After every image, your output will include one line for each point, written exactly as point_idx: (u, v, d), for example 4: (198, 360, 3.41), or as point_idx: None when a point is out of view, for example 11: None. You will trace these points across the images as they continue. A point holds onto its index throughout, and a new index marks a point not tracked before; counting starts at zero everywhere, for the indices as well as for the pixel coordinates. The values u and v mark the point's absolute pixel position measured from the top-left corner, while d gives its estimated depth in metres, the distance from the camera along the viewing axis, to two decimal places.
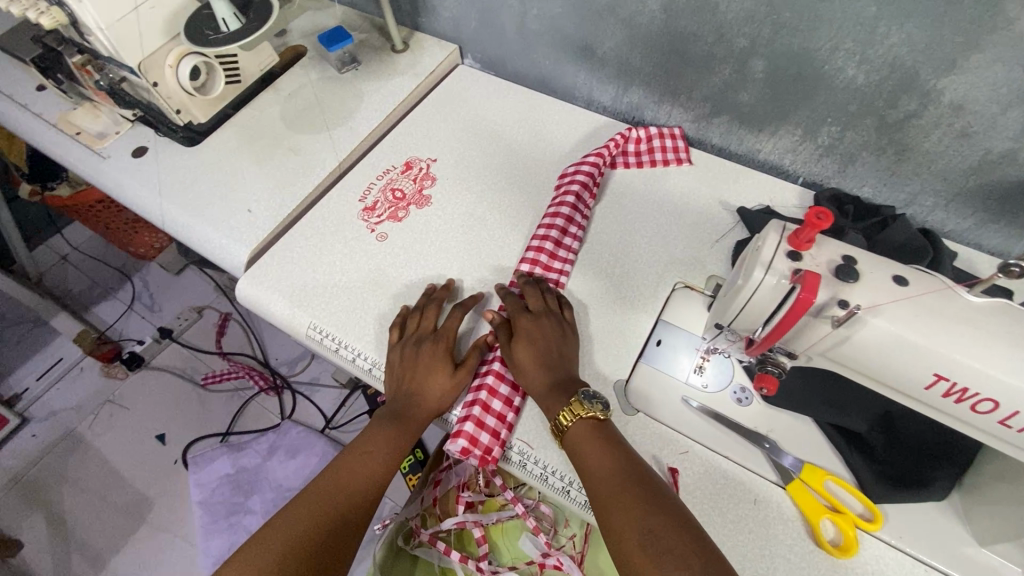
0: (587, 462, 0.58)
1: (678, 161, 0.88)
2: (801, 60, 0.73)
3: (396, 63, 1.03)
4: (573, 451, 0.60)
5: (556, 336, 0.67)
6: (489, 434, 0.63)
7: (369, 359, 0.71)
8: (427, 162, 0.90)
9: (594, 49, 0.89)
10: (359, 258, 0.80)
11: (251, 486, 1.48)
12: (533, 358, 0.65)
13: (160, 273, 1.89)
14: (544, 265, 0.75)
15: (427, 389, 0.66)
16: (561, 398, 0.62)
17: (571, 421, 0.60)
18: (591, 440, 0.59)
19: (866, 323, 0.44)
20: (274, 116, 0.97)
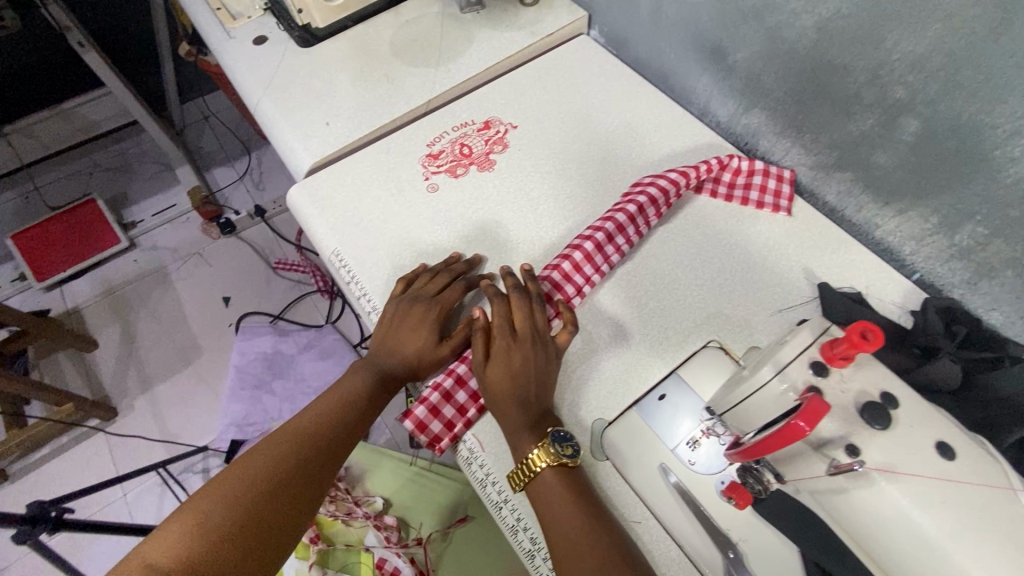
0: (546, 509, 0.56)
1: (776, 209, 0.75)
2: (966, 134, 0.57)
3: (518, 16, 0.97)
4: (536, 495, 0.57)
5: (539, 361, 0.62)
6: (442, 424, 0.62)
7: (371, 303, 0.72)
8: (506, 127, 0.86)
9: (726, 53, 0.77)
10: (401, 202, 0.79)
11: (280, 373, 1.59)
12: (507, 370, 0.61)
13: (274, 157, 2.05)
14: (559, 278, 0.69)
15: (403, 349, 0.66)
16: (528, 435, 0.59)
17: (539, 468, 0.57)
18: (551, 488, 0.56)
19: (872, 483, 0.43)
20: (385, 39, 0.97)
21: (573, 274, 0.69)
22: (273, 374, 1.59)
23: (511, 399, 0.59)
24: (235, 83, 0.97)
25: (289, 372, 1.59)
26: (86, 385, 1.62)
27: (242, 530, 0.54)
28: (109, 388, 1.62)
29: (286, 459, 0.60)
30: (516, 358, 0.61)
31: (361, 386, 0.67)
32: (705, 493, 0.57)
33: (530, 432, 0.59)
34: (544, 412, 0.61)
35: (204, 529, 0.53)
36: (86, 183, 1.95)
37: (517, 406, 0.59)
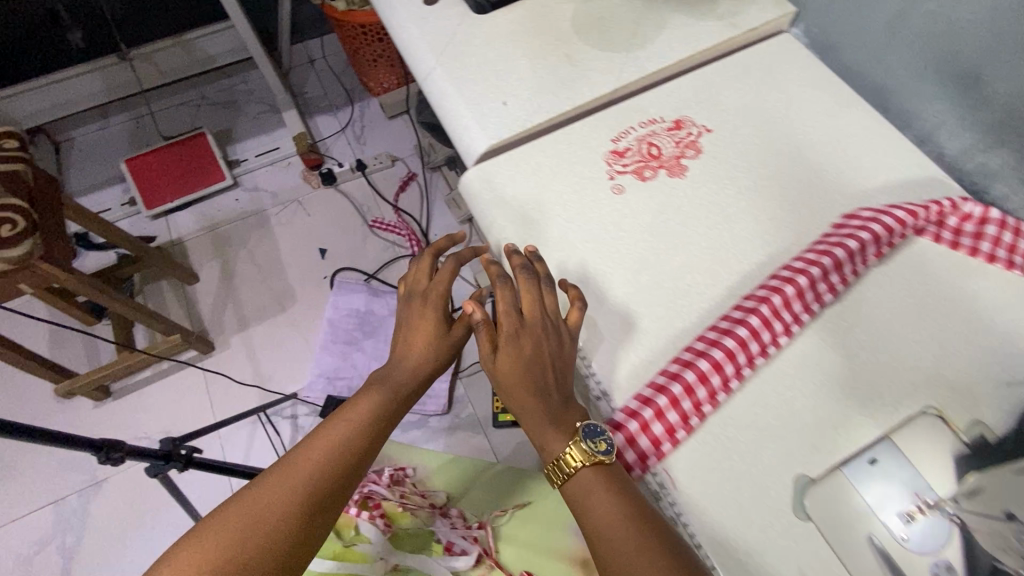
0: (581, 511, 0.56)
1: (1010, 267, 0.67)
2: None
3: (715, 3, 0.89)
4: (572, 496, 0.57)
5: (553, 348, 0.62)
6: (636, 453, 0.58)
7: (552, 308, 0.68)
8: (699, 130, 0.79)
9: (982, 80, 0.68)
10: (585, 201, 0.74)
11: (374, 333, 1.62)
12: (515, 357, 0.61)
13: (378, 111, 2.02)
14: (751, 328, 0.62)
15: (414, 345, 0.77)
16: (560, 435, 0.58)
17: (574, 469, 0.57)
18: (596, 491, 0.56)
19: None
20: (567, 15, 0.90)
21: (771, 321, 0.63)
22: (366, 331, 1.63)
23: (523, 388, 0.60)
24: (402, 44, 0.92)
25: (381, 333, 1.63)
26: (186, 317, 1.67)
27: (274, 535, 0.63)
28: (207, 323, 1.66)
29: (310, 469, 0.67)
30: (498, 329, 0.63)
31: (375, 394, 0.74)
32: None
33: (560, 430, 0.59)
34: (569, 406, 0.61)
35: (243, 538, 0.62)
36: (194, 115, 1.97)
37: (516, 381, 0.60)
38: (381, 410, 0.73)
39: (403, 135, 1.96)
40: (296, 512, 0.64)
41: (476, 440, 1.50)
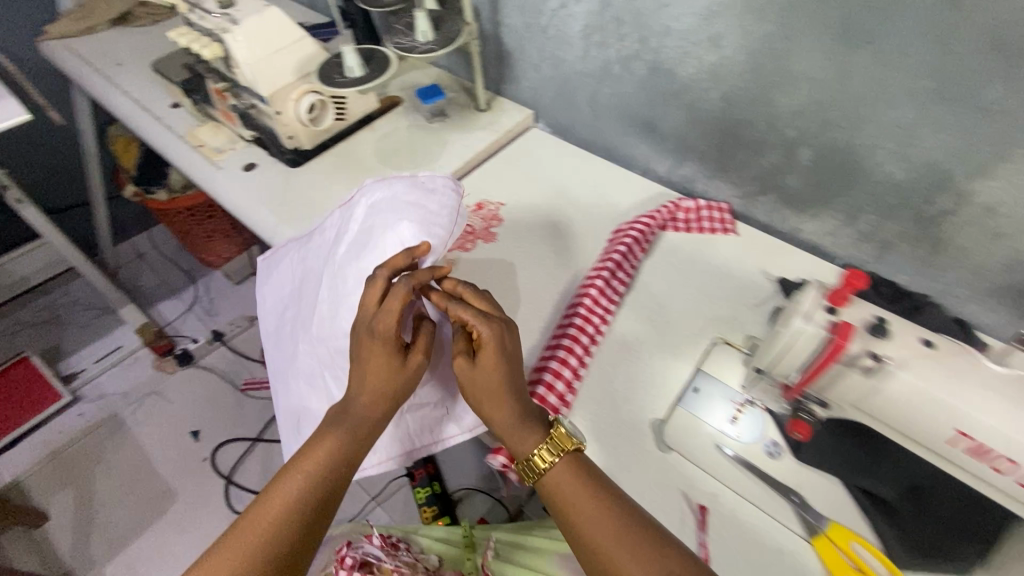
0: (559, 492, 0.61)
1: (726, 232, 0.95)
2: (844, 153, 0.82)
3: (477, 118, 1.18)
4: (552, 493, 0.62)
5: (510, 370, 0.66)
6: (557, 397, 0.73)
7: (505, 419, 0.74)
8: (496, 206, 1.01)
9: (655, 126, 1.01)
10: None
11: (339, 249, 0.81)
12: (482, 386, 0.66)
13: (223, 281, 2.04)
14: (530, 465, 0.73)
15: (373, 388, 0.66)
16: (526, 430, 0.64)
17: (563, 457, 0.63)
18: (568, 481, 0.61)
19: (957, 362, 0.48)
20: (367, 151, 1.11)
21: None
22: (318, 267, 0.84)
23: (501, 399, 0.65)
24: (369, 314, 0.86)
25: (344, 286, 0.78)
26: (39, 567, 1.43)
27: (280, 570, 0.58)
28: (69, 564, 1.44)
29: (301, 495, 0.62)
30: (488, 354, 0.65)
31: (326, 423, 0.67)
32: (754, 456, 0.69)
33: (536, 428, 0.65)
34: (540, 413, 0.67)
35: (263, 545, 0.59)
36: (10, 342, 1.81)
37: (517, 405, 0.65)
38: (346, 459, 0.65)
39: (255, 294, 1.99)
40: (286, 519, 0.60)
41: None
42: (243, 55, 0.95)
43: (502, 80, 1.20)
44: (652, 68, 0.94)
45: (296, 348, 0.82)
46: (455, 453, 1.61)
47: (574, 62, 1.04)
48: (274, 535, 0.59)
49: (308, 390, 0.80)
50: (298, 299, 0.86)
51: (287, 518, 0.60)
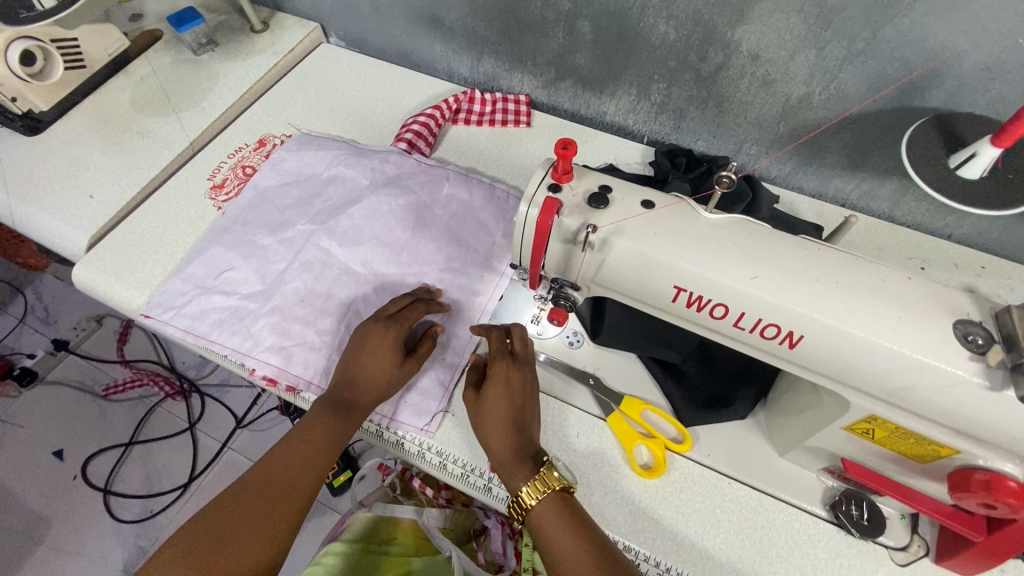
0: (541, 525, 0.54)
1: (517, 123, 0.92)
2: (618, 20, 0.76)
3: (255, 43, 1.02)
4: (536, 531, 0.55)
5: (517, 402, 0.60)
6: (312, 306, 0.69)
7: (239, 337, 0.67)
8: (280, 138, 0.89)
9: (442, 20, 0.91)
10: (155, 238, 0.78)
11: (362, 187, 0.78)
12: (496, 408, 0.59)
13: (56, 283, 1.80)
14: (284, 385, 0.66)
15: (373, 383, 0.61)
16: (523, 463, 0.57)
17: (549, 494, 0.55)
18: (557, 520, 0.54)
19: (676, 212, 0.46)
20: (123, 101, 0.95)
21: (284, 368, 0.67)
22: (366, 194, 0.77)
23: (506, 428, 0.58)
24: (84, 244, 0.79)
25: (374, 227, 0.74)
26: None
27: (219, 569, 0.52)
28: None
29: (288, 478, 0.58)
30: (493, 390, 0.60)
31: (324, 404, 0.61)
32: (558, 349, 0.68)
33: (529, 462, 0.57)
34: (536, 447, 0.59)
35: (240, 525, 0.54)
36: None
37: (512, 429, 0.58)
38: (328, 443, 0.60)
39: None
40: (277, 496, 0.57)
41: (326, 518, 1.43)
42: None
43: None
44: None
45: (283, 234, 0.75)
46: None
47: None
48: (256, 514, 0.55)
49: (240, 255, 0.73)
50: (305, 205, 0.77)
51: (272, 495, 0.57)
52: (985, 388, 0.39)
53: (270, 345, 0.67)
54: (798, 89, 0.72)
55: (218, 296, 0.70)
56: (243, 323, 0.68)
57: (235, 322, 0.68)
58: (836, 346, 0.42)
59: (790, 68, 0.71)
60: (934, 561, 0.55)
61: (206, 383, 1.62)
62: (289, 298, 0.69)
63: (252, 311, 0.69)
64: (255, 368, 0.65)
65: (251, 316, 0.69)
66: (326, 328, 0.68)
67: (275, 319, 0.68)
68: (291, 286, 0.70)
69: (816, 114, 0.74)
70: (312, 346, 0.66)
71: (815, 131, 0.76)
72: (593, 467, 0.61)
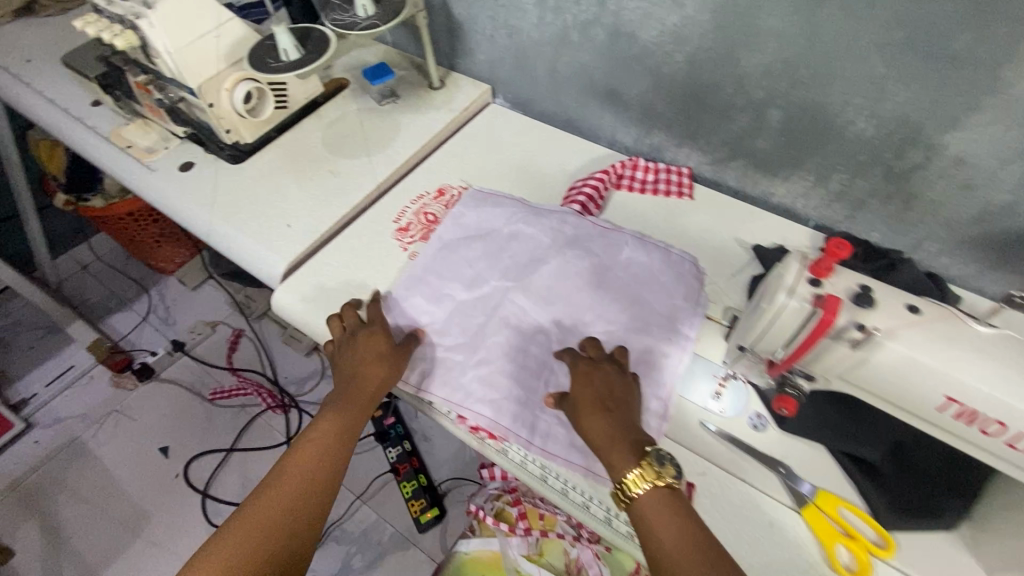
0: (649, 516, 0.56)
1: (680, 195, 0.95)
2: (813, 112, 0.79)
3: (432, 97, 1.11)
4: (638, 522, 0.56)
5: (616, 402, 0.63)
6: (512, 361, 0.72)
7: (450, 387, 0.71)
8: (458, 189, 0.96)
9: (619, 94, 0.97)
10: (351, 274, 0.84)
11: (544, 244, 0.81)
12: (597, 409, 0.62)
13: (178, 287, 1.93)
14: (489, 434, 0.70)
15: (370, 374, 0.69)
16: (627, 452, 0.59)
17: (649, 487, 0.56)
18: (662, 513, 0.55)
19: (949, 323, 0.47)
20: (315, 140, 1.04)
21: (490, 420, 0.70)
22: (553, 253, 0.79)
23: (600, 415, 0.62)
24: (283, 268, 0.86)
25: (564, 285, 0.77)
26: None
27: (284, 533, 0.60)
28: None
29: (305, 471, 0.64)
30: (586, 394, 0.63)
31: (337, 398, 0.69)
32: (736, 428, 0.68)
33: (628, 453, 0.59)
34: (640, 438, 0.60)
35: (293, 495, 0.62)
36: None
37: (612, 427, 0.61)
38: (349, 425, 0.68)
39: (215, 299, 1.89)
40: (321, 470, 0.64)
41: (408, 554, 1.42)
42: (162, 42, 0.85)
43: (455, 53, 1.13)
44: (612, 33, 0.89)
45: (477, 288, 0.78)
46: (440, 446, 1.57)
47: (530, 30, 0.98)
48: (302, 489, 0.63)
49: (438, 306, 0.78)
50: (494, 259, 0.81)
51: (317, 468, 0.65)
52: None
53: (481, 397, 0.70)
54: (1002, 197, 0.72)
55: (425, 346, 0.75)
56: (451, 374, 0.72)
57: (444, 373, 0.72)
58: None
59: (998, 175, 0.71)
60: None
61: (304, 400, 1.67)
62: (493, 352, 0.72)
63: (459, 362, 0.73)
64: (469, 418, 0.69)
65: (458, 367, 0.72)
66: (530, 385, 0.70)
67: (482, 371, 0.71)
68: (493, 339, 0.73)
69: (1018, 222, 0.73)
70: (518, 400, 0.69)
71: (1010, 239, 0.75)
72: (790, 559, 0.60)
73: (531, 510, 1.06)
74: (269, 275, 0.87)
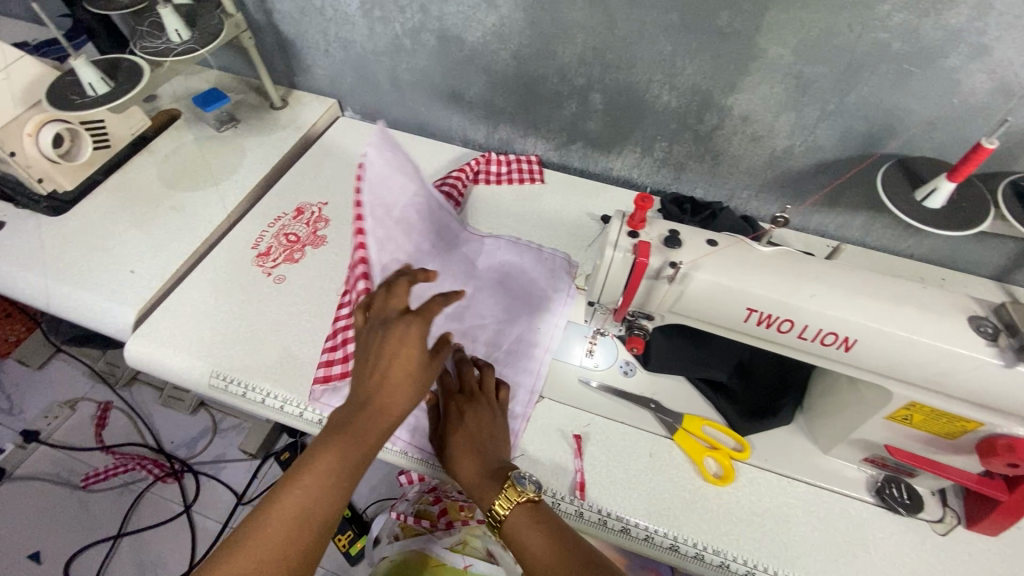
0: (518, 532, 0.55)
1: (533, 180, 1.03)
2: (627, 91, 0.89)
3: (276, 118, 1.08)
4: (511, 539, 0.55)
5: (484, 433, 0.64)
6: None
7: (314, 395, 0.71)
8: (317, 206, 0.94)
9: (461, 95, 1.01)
10: (206, 302, 0.81)
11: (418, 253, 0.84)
12: (466, 441, 0.63)
13: (19, 370, 1.67)
14: None
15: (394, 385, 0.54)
16: (492, 482, 0.59)
17: (514, 507, 0.56)
18: (528, 525, 0.55)
19: (738, 247, 0.56)
20: (150, 178, 0.97)
21: None
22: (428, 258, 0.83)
23: (470, 458, 0.62)
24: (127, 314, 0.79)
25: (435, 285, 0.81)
26: None
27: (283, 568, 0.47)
28: None
29: (314, 494, 0.50)
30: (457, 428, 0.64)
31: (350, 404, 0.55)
32: (612, 378, 0.75)
33: (495, 479, 0.59)
34: (504, 467, 0.61)
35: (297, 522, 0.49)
36: None
37: (479, 460, 0.62)
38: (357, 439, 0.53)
39: (69, 373, 1.66)
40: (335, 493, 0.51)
41: None
42: None
43: (293, 72, 1.11)
44: (440, 37, 0.93)
45: None
46: None
47: (363, 42, 0.99)
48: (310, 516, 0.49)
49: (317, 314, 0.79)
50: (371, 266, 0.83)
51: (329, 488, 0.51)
52: (1001, 367, 0.50)
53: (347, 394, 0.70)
54: (782, 143, 0.87)
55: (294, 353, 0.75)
56: None
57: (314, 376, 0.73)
58: (883, 346, 0.52)
59: (774, 126, 0.85)
60: (967, 527, 0.64)
61: (199, 461, 1.54)
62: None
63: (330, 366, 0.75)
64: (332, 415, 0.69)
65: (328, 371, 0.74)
66: None
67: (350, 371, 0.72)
68: None
69: (797, 162, 0.89)
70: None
71: (796, 177, 0.91)
72: (670, 480, 0.67)
73: (451, 501, 0.87)
74: (118, 329, 0.80)
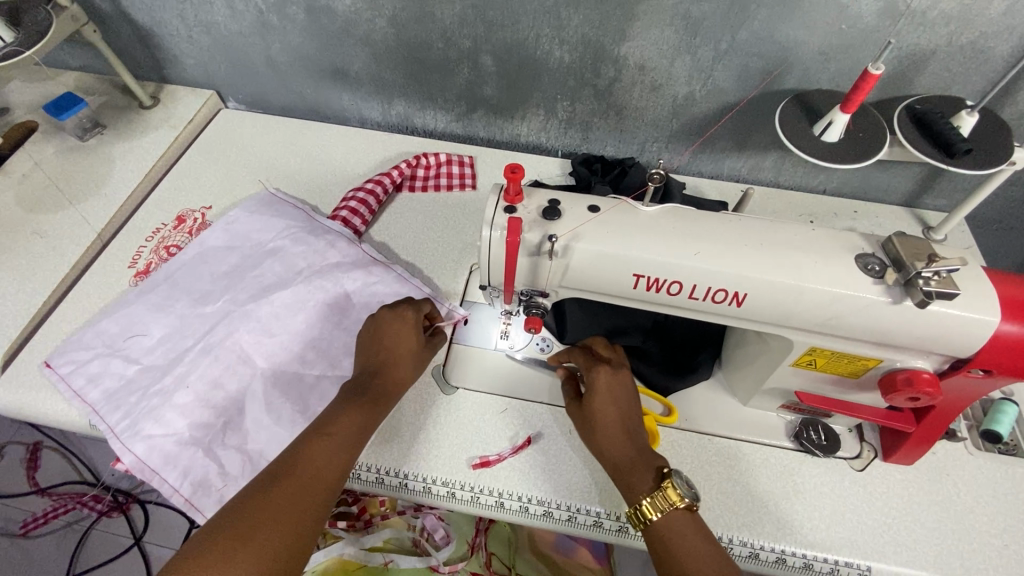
0: (672, 539, 0.51)
1: (462, 186, 0.93)
2: (517, 50, 0.83)
3: (147, 119, 0.98)
4: (656, 541, 0.51)
5: (631, 406, 0.60)
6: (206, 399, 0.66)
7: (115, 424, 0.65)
8: (200, 212, 0.87)
9: (346, 71, 0.93)
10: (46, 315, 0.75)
11: (290, 274, 0.75)
12: (613, 414, 0.59)
13: None
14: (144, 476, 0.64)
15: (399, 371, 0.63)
16: (646, 471, 0.55)
17: (667, 511, 0.52)
18: (685, 531, 0.51)
19: (618, 211, 0.52)
20: (5, 202, 0.86)
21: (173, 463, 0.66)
22: (296, 281, 0.74)
23: (622, 435, 0.57)
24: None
25: (295, 306, 0.72)
26: None
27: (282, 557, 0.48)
28: None
29: (321, 476, 0.53)
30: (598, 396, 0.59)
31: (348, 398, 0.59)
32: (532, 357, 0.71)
33: (648, 469, 0.55)
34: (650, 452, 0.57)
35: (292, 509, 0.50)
36: None
37: (622, 443, 0.57)
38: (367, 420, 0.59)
39: None
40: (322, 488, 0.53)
41: None
42: None
43: (160, 65, 1.00)
44: (308, 9, 0.84)
45: (204, 308, 0.73)
46: None
47: (227, 22, 0.89)
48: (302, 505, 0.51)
49: (154, 320, 0.72)
50: (237, 279, 0.76)
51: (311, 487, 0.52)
52: (889, 304, 0.49)
53: (140, 431, 0.64)
54: (682, 90, 0.83)
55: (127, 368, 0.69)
56: (131, 397, 0.67)
57: (123, 396, 0.67)
58: (772, 297, 0.50)
59: (672, 72, 0.81)
60: (884, 459, 0.65)
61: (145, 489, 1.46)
62: (179, 383, 0.67)
63: (144, 386, 0.68)
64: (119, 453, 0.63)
65: (139, 391, 0.67)
66: (200, 423, 0.65)
67: (154, 403, 0.66)
68: (191, 373, 0.67)
69: (701, 109, 0.85)
70: (180, 440, 0.64)
71: (702, 123, 0.87)
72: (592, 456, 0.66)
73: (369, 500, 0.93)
74: None
